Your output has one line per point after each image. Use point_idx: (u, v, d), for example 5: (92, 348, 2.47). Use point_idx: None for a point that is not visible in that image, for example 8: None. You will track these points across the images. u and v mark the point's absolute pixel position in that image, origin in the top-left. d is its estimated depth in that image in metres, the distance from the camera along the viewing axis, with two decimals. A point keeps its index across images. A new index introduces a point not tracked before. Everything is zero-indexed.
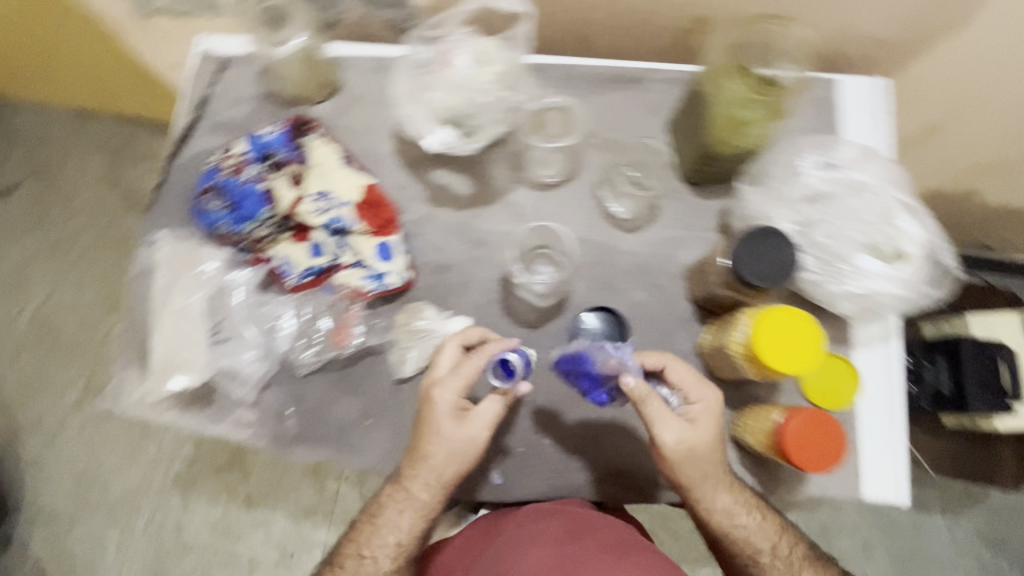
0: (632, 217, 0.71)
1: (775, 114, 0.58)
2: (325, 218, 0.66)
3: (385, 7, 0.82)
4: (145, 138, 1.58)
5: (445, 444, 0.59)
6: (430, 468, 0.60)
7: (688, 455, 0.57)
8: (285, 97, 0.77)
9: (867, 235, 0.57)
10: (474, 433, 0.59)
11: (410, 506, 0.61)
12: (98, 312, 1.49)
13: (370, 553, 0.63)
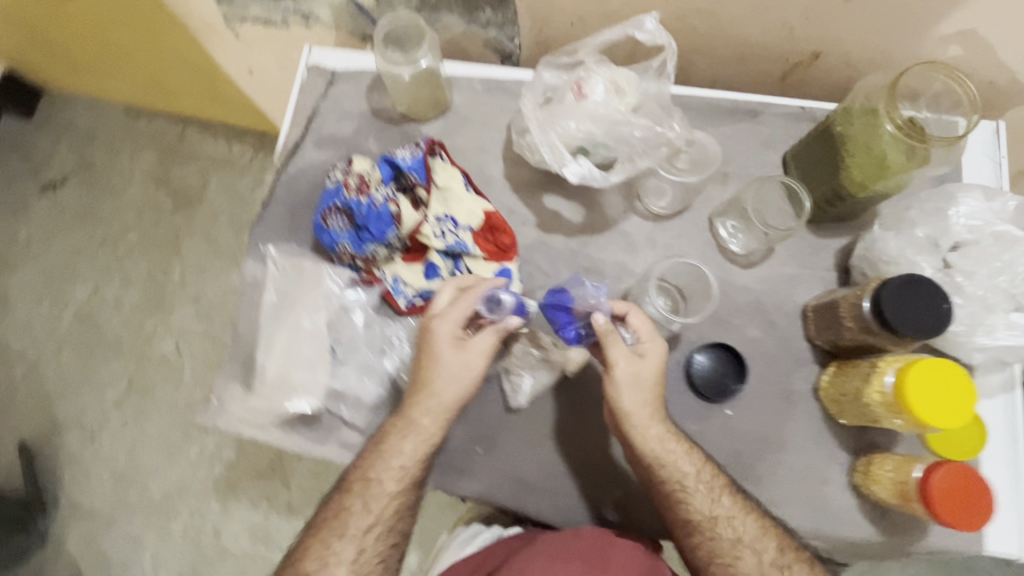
0: (747, 252, 0.70)
1: (922, 162, 0.56)
2: (444, 242, 0.64)
3: (493, 28, 0.84)
4: (195, 139, 1.54)
5: (448, 371, 0.58)
6: (433, 398, 0.58)
7: (636, 382, 0.58)
8: (393, 113, 0.76)
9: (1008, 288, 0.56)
10: (474, 359, 0.58)
11: (414, 436, 0.58)
12: (148, 309, 1.46)
13: (372, 494, 0.58)
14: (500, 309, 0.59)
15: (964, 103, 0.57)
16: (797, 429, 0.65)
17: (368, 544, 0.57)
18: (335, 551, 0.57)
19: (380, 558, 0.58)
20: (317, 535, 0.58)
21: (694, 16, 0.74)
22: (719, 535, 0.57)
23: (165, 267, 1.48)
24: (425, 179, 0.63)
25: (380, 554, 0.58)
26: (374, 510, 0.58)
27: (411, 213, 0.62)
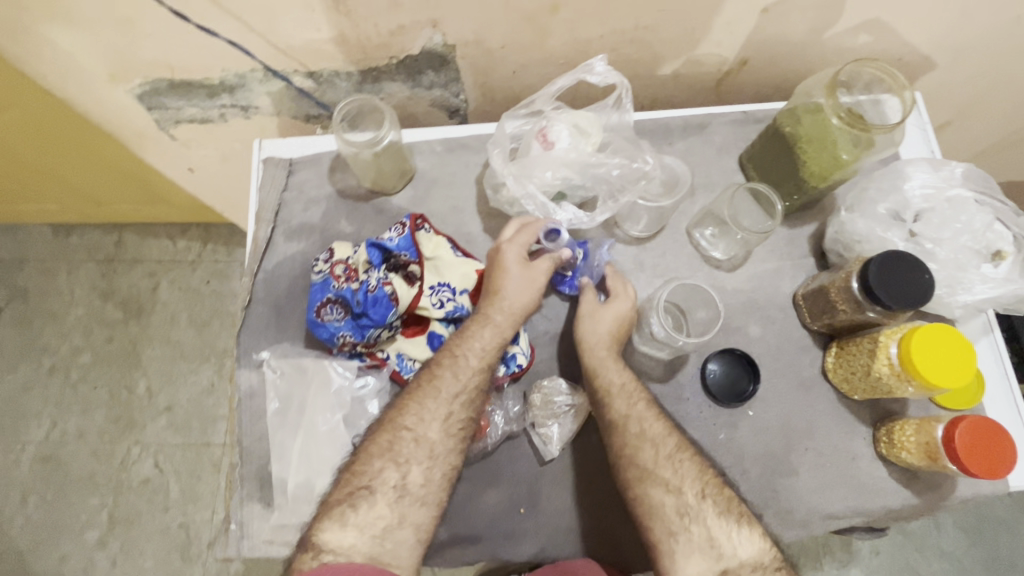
0: (731, 256, 0.72)
1: (869, 147, 0.61)
2: (445, 310, 0.64)
3: (438, 89, 0.85)
4: (139, 244, 1.48)
5: (519, 279, 0.62)
6: (505, 299, 0.62)
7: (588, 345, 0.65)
8: (359, 190, 0.75)
9: (973, 245, 0.61)
10: (539, 273, 0.63)
11: (491, 326, 0.61)
12: (117, 434, 1.36)
13: (461, 365, 0.61)
14: (556, 240, 0.65)
15: (889, 83, 0.62)
16: (818, 414, 0.67)
17: (455, 411, 0.61)
18: (419, 424, 0.60)
19: (464, 424, 0.61)
20: (411, 396, 0.61)
21: (628, 46, 0.78)
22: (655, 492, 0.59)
23: (130, 384, 1.39)
24: (415, 254, 0.63)
25: (464, 421, 0.61)
26: (461, 377, 0.61)
27: (407, 290, 0.62)
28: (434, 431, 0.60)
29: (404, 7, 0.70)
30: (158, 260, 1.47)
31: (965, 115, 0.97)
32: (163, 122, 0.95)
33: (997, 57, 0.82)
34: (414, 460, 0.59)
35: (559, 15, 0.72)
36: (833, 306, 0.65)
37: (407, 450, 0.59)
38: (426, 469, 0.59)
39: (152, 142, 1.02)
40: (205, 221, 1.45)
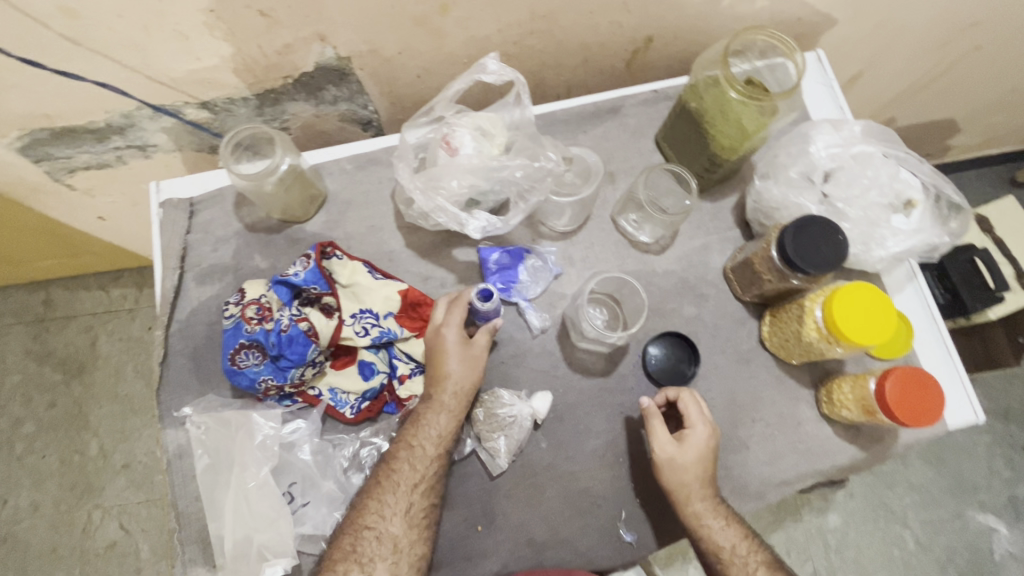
0: (657, 239, 0.72)
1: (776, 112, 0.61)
2: (370, 337, 0.61)
3: (344, 102, 0.82)
4: (65, 299, 1.39)
5: (461, 359, 0.61)
6: (455, 380, 0.61)
7: (672, 466, 0.61)
8: (270, 221, 0.71)
9: (880, 198, 0.62)
10: (480, 349, 0.62)
11: (445, 409, 0.60)
12: (75, 501, 1.28)
13: (418, 454, 0.59)
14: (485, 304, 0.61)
15: (782, 48, 0.62)
16: (761, 385, 0.68)
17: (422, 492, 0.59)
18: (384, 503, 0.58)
19: (426, 514, 0.59)
20: (370, 493, 0.59)
21: (531, 37, 0.76)
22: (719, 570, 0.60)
23: (79, 447, 1.31)
24: (327, 286, 0.60)
25: (426, 509, 0.59)
26: (419, 467, 0.59)
27: (326, 323, 0.60)
28: (396, 525, 0.58)
29: (285, 24, 0.66)
30: (88, 313, 1.38)
31: (872, 64, 0.99)
32: (55, 173, 0.88)
33: (888, 7, 0.84)
34: (379, 558, 0.56)
35: (451, 13, 0.69)
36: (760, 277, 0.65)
37: (370, 550, 0.57)
38: (391, 565, 0.56)
39: (49, 194, 0.94)
40: (135, 266, 1.38)
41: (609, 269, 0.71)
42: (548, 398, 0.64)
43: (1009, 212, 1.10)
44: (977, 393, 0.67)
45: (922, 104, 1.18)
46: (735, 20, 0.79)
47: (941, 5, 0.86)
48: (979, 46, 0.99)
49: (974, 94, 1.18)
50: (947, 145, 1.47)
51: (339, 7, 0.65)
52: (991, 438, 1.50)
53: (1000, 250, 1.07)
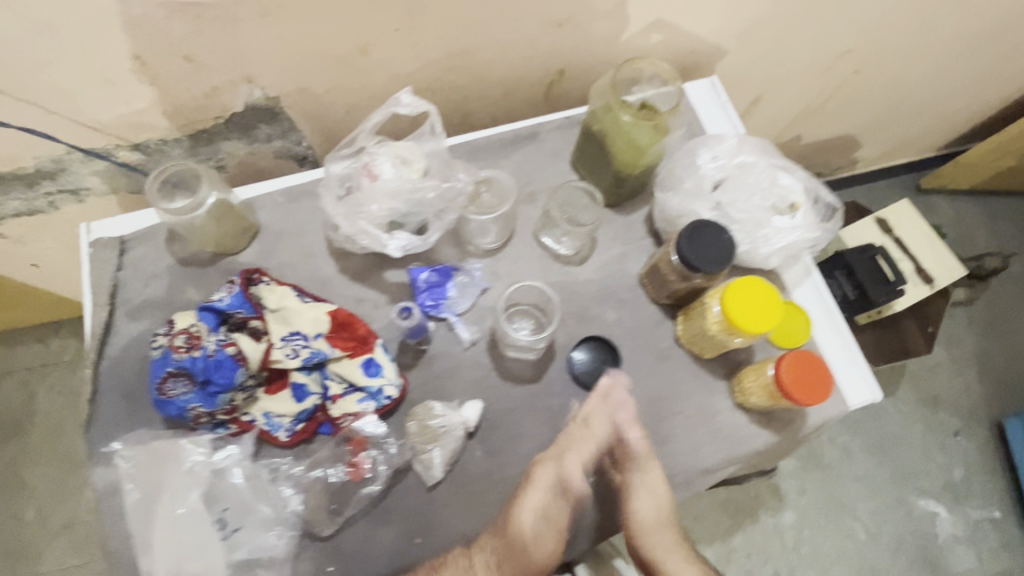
0: (576, 251, 0.77)
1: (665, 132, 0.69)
2: (301, 359, 0.63)
3: (277, 139, 0.86)
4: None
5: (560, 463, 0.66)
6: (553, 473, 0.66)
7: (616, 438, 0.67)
8: (203, 255, 0.73)
9: (763, 201, 0.70)
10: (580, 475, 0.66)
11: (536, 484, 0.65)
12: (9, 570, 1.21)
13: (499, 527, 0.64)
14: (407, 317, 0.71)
15: (669, 78, 0.70)
16: (680, 380, 0.72)
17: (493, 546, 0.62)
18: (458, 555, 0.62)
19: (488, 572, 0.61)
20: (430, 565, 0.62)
21: (450, 73, 0.82)
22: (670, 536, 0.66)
23: (14, 511, 1.24)
24: (252, 310, 0.63)
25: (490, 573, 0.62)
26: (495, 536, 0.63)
27: (255, 347, 0.61)
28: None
29: (211, 68, 0.69)
30: (24, 367, 1.33)
31: (768, 88, 1.10)
32: None
33: (770, 36, 0.94)
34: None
35: (371, 54, 0.74)
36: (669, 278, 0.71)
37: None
38: None
39: None
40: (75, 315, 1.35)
41: (534, 281, 0.75)
42: (478, 407, 0.66)
43: (904, 213, 1.21)
44: (872, 372, 0.74)
45: (821, 121, 1.31)
46: (636, 50, 0.87)
47: (816, 33, 0.97)
48: (858, 68, 1.12)
49: (864, 110, 1.32)
50: (854, 157, 1.61)
51: (263, 50, 0.69)
52: (925, 426, 1.59)
53: (899, 248, 1.18)
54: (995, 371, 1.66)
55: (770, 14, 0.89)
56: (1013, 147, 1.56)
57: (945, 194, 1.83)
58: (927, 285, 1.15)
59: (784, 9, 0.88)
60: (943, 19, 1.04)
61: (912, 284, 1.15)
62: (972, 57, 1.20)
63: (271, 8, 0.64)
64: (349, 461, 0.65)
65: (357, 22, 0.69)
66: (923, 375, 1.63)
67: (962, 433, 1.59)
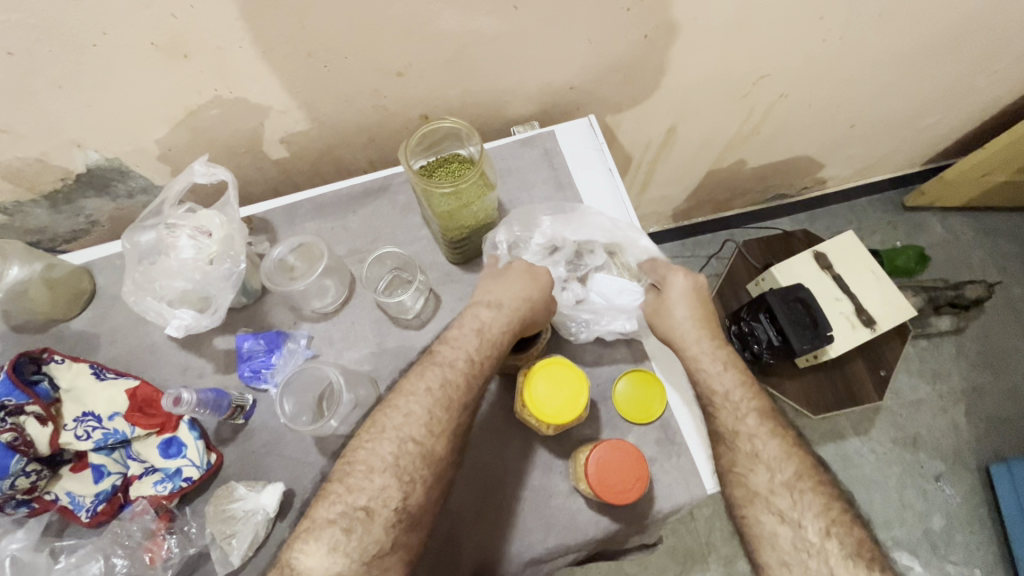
0: (420, 309, 0.73)
1: (473, 198, 0.65)
2: (93, 440, 0.62)
3: (138, 195, 0.84)
4: None
5: (449, 356, 0.66)
6: (434, 382, 0.64)
7: (482, 335, 0.67)
8: (34, 322, 0.72)
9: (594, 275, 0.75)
10: (461, 360, 0.65)
11: (437, 370, 0.65)
12: None
13: (415, 401, 0.63)
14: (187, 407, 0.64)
15: (475, 135, 0.65)
16: (514, 458, 0.66)
17: (415, 435, 0.61)
18: (378, 442, 0.61)
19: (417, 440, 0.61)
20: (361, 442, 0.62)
21: (299, 125, 0.78)
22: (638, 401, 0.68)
23: None
24: (25, 395, 0.59)
25: (414, 459, 0.61)
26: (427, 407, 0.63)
27: (41, 430, 0.60)
28: (387, 452, 0.61)
29: (32, 136, 0.69)
30: None
31: (682, 118, 1.02)
32: None
33: (661, 71, 0.87)
34: (368, 478, 0.59)
35: (200, 113, 0.72)
36: (489, 342, 0.66)
37: (351, 486, 0.59)
38: (385, 485, 0.59)
39: None
40: None
41: (368, 347, 0.71)
42: (277, 490, 0.62)
43: (846, 246, 1.10)
44: (712, 448, 0.69)
45: (762, 146, 1.21)
46: (501, 92, 0.82)
47: (716, 64, 0.89)
48: (783, 94, 1.02)
49: (811, 133, 1.21)
50: (820, 177, 1.48)
51: (80, 118, 0.68)
52: (901, 469, 1.45)
53: (839, 286, 1.07)
54: (986, 410, 1.50)
55: (650, 51, 0.82)
56: (999, 164, 1.40)
57: (935, 211, 1.66)
58: (868, 328, 1.04)
59: (665, 43, 0.81)
60: (869, 41, 0.93)
61: (850, 328, 1.04)
62: (923, 76, 1.09)
63: (65, 80, 0.62)
64: (145, 546, 0.61)
65: (168, 86, 0.67)
66: (900, 413, 1.49)
67: (945, 478, 1.44)
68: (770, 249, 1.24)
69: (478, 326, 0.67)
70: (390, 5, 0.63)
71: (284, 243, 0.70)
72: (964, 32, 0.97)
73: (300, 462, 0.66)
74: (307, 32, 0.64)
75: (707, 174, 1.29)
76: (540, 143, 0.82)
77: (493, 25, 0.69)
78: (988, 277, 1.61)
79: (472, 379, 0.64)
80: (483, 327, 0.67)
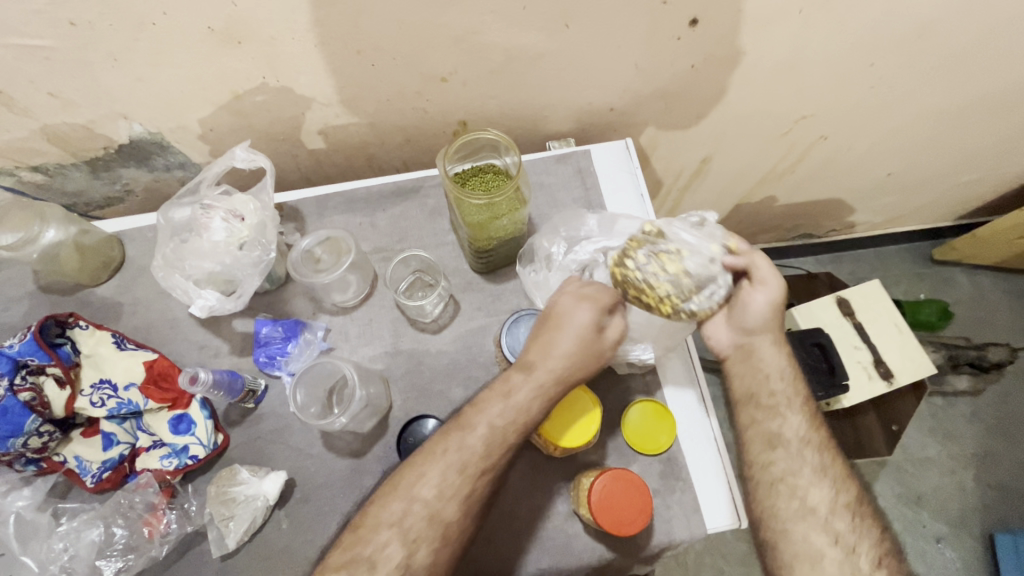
0: (437, 315, 0.73)
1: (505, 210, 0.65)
2: (108, 408, 0.63)
3: (174, 170, 0.85)
4: None
5: (479, 413, 0.61)
6: (455, 444, 0.59)
7: (508, 399, 0.61)
8: (64, 284, 0.74)
9: (665, 305, 0.62)
10: (485, 425, 0.60)
11: (462, 431, 0.60)
12: None
13: (434, 460, 0.59)
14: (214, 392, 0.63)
15: (513, 148, 0.65)
16: (517, 475, 0.66)
17: (427, 498, 0.57)
18: (392, 495, 0.58)
19: (430, 507, 0.57)
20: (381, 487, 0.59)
21: (340, 119, 0.79)
22: (643, 441, 0.67)
23: None
24: (48, 356, 0.61)
25: (424, 526, 0.56)
26: (442, 471, 0.58)
27: (59, 392, 0.61)
28: (400, 509, 0.57)
29: (82, 105, 0.70)
30: None
31: (718, 148, 1.01)
32: None
33: (704, 103, 0.87)
34: (380, 532, 0.56)
35: (245, 98, 0.73)
36: (516, 398, 0.61)
37: (366, 532, 0.56)
38: (393, 545, 0.55)
39: None
40: None
41: (381, 347, 0.72)
42: (279, 479, 0.63)
43: (870, 294, 1.08)
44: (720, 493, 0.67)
45: (794, 185, 1.20)
46: (543, 105, 0.82)
47: (759, 100, 0.88)
48: (822, 135, 1.01)
49: (846, 177, 1.20)
50: (850, 222, 1.46)
51: (130, 91, 0.70)
52: (903, 526, 1.42)
53: (859, 335, 1.05)
54: (998, 477, 1.46)
55: (695, 81, 0.81)
56: None
57: (963, 267, 1.63)
58: (885, 381, 1.02)
59: (710, 76, 0.81)
60: (917, 93, 0.92)
61: (867, 378, 1.03)
62: (968, 133, 1.07)
63: (120, 54, 0.64)
64: (144, 520, 0.62)
65: (217, 69, 0.68)
66: (905, 468, 1.46)
67: (946, 541, 1.41)
68: (792, 288, 1.23)
69: (509, 386, 0.62)
70: (443, 12, 0.64)
71: (312, 235, 0.71)
72: (1015, 94, 0.96)
73: (304, 457, 0.66)
74: (358, 31, 0.65)
75: (735, 207, 1.28)
76: (575, 160, 0.82)
77: (543, 41, 0.70)
78: (1011, 341, 1.57)
79: (493, 449, 0.59)
80: (515, 393, 0.61)
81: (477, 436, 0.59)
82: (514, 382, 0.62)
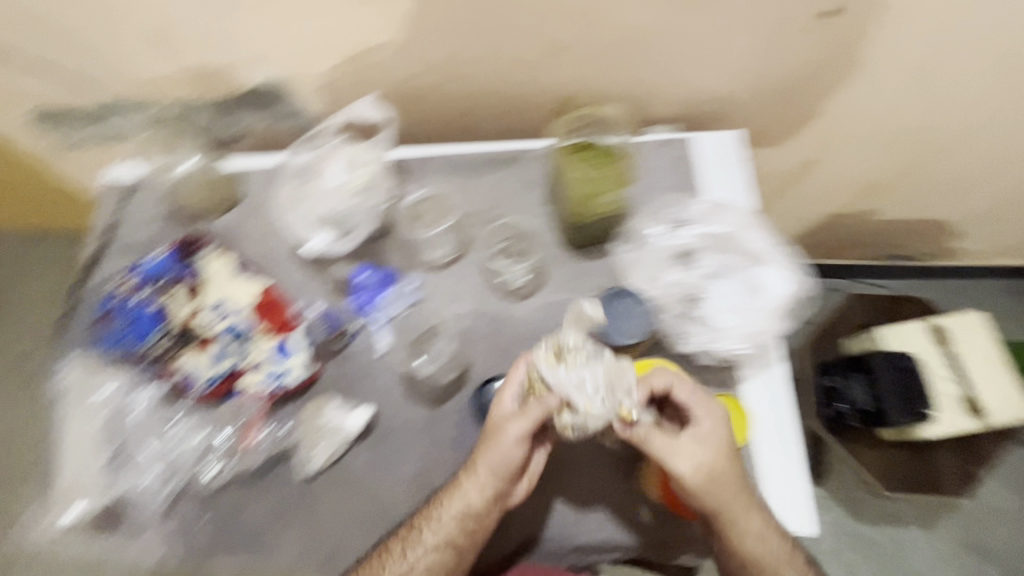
0: (522, 285, 0.75)
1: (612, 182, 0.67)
2: (222, 326, 0.69)
3: (287, 117, 0.89)
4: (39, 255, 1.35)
5: (474, 476, 0.61)
6: (462, 496, 0.62)
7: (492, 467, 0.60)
8: (184, 213, 0.78)
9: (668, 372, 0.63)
10: (481, 486, 0.61)
11: (462, 487, 0.62)
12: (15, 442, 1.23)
13: (446, 508, 0.62)
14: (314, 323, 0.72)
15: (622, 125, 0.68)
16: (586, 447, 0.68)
17: (455, 534, 0.62)
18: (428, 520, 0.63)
19: (457, 540, 0.62)
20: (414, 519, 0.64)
21: (449, 82, 0.80)
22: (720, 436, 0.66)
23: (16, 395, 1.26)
24: (179, 271, 0.71)
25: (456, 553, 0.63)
26: (456, 518, 0.62)
27: (184, 305, 0.70)
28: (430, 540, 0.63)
29: (223, 47, 0.75)
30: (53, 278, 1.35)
31: (824, 152, 0.96)
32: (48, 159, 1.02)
33: (821, 100, 0.83)
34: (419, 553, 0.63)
35: (366, 53, 0.76)
36: (500, 466, 0.61)
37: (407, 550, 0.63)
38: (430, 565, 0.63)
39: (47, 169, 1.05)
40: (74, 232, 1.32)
41: (467, 307, 0.74)
42: (365, 414, 0.68)
43: (967, 324, 1.00)
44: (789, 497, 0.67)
45: (899, 200, 1.13)
46: (651, 87, 0.81)
47: (882, 103, 0.84)
48: (945, 148, 0.94)
49: (960, 197, 1.11)
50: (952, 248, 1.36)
51: (267, 38, 0.74)
52: None
53: (949, 366, 0.98)
54: None
55: (817, 77, 0.78)
56: None
57: None
58: (973, 418, 0.96)
59: (836, 72, 0.77)
60: None
61: (953, 411, 0.97)
62: None
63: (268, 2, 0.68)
64: (242, 433, 0.68)
65: (349, 23, 0.71)
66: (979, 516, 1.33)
67: None
68: (879, 306, 1.16)
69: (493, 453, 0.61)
70: None
71: (421, 189, 0.78)
72: None
73: (388, 399, 0.70)
74: None
75: (830, 217, 1.21)
76: (679, 146, 0.80)
77: (667, 20, 0.69)
78: None
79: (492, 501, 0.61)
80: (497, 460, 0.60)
81: (475, 493, 0.61)
82: (492, 451, 0.61)
